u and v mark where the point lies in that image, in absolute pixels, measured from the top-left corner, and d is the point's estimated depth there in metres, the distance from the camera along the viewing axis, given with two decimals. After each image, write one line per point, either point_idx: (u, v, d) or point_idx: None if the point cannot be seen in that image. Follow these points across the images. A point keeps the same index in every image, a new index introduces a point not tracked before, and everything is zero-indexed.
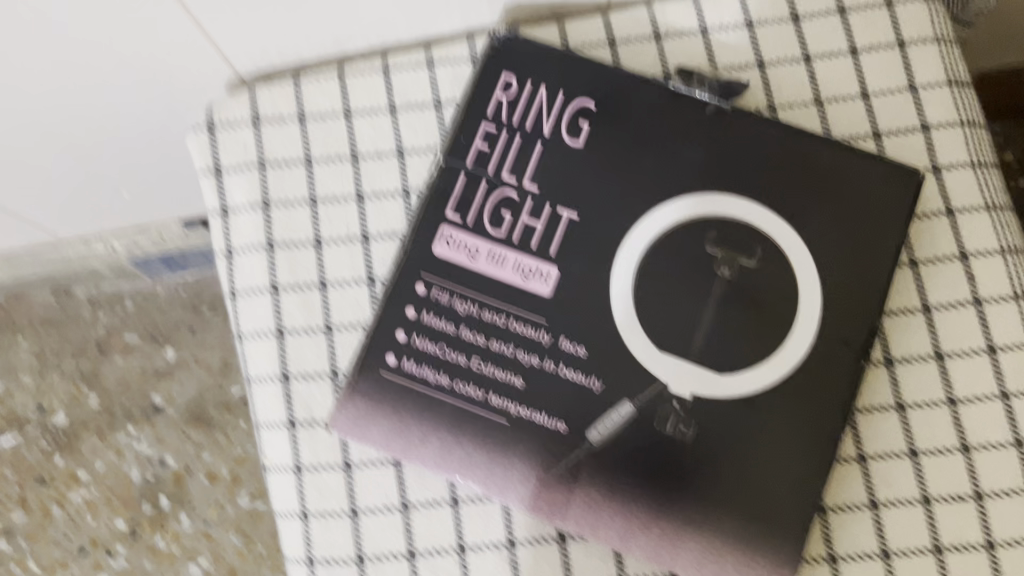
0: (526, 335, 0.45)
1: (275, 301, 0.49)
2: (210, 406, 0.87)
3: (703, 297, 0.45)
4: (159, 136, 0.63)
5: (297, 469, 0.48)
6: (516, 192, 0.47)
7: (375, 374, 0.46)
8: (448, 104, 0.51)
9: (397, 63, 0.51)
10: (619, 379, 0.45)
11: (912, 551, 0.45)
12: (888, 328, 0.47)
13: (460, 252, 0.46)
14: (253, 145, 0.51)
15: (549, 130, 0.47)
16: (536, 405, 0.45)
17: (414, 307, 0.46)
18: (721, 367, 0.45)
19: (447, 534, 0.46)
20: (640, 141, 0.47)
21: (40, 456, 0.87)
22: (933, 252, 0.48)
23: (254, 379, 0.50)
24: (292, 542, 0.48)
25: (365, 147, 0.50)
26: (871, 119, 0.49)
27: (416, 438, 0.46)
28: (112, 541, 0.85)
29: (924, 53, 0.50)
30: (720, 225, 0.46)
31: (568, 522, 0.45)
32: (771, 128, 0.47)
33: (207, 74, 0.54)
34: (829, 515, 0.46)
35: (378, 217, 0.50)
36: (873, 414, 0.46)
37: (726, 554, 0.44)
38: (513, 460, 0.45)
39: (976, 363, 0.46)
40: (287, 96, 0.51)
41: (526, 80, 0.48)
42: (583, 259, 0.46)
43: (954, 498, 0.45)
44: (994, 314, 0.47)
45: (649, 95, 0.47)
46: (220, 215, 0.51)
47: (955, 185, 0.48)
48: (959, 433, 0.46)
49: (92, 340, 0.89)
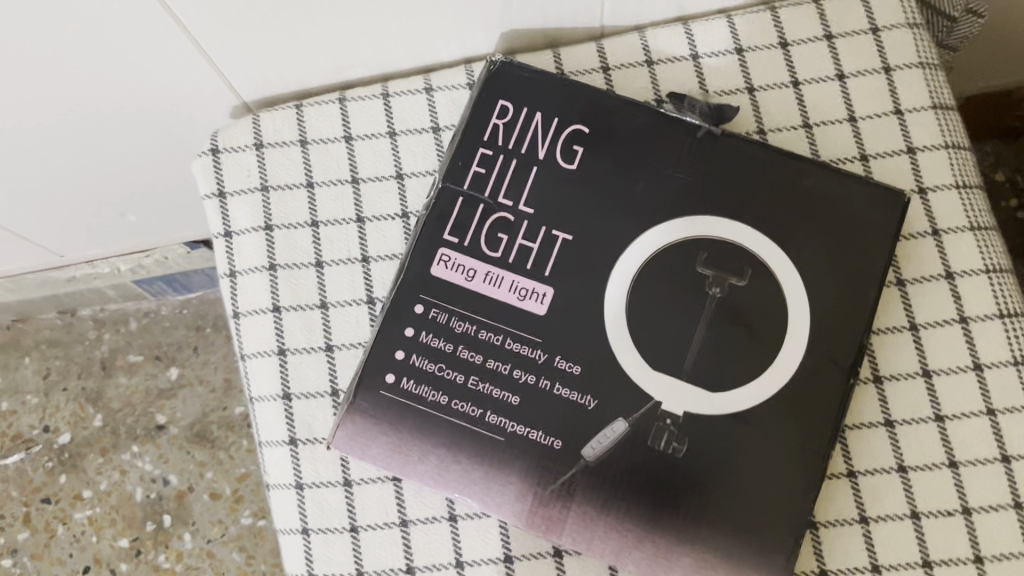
0: (522, 354, 0.46)
1: (277, 321, 0.51)
2: (213, 425, 0.88)
3: (695, 316, 0.46)
4: (164, 161, 0.64)
5: (298, 486, 0.49)
6: (512, 214, 0.48)
7: (374, 393, 0.47)
8: (446, 129, 0.52)
9: (396, 89, 0.53)
10: (613, 397, 0.46)
11: (902, 565, 0.46)
12: (876, 346, 0.48)
13: (458, 273, 0.48)
14: (256, 169, 0.52)
15: (544, 154, 0.49)
16: (532, 422, 0.46)
17: (413, 327, 0.47)
18: (712, 384, 0.46)
19: (445, 549, 0.47)
20: (633, 164, 0.48)
21: (44, 475, 0.87)
22: (919, 271, 0.49)
23: (256, 397, 0.51)
24: (293, 558, 0.49)
25: (365, 171, 0.52)
26: (858, 142, 0.50)
27: (415, 455, 0.47)
28: (116, 560, 0.85)
29: (909, 78, 0.51)
30: (711, 246, 0.47)
31: (563, 538, 0.45)
32: (761, 151, 0.48)
33: (212, 101, 0.56)
34: (820, 530, 0.47)
35: (377, 239, 0.51)
36: (863, 430, 0.47)
37: (718, 568, 0.45)
38: (509, 477, 0.46)
39: (962, 380, 0.47)
40: (289, 121, 0.53)
41: (522, 106, 0.49)
42: (577, 279, 0.47)
43: (942, 513, 0.46)
44: (980, 332, 0.48)
45: (641, 120, 0.49)
46: (222, 237, 0.52)
47: (940, 206, 0.49)
48: (947, 448, 0.47)
49: (97, 361, 0.90)
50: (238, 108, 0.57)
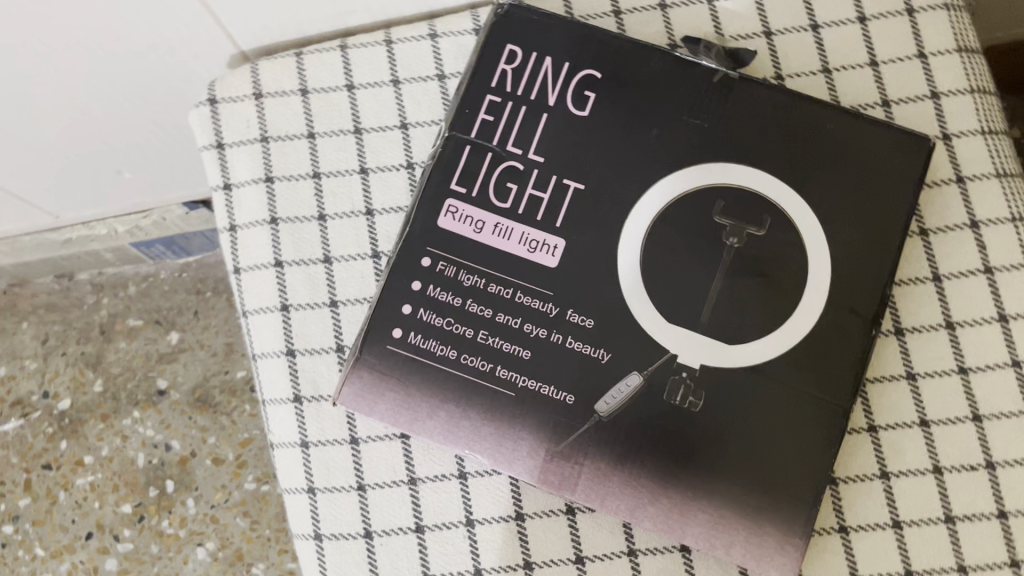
0: (533, 307, 0.45)
1: (279, 276, 0.49)
2: (215, 390, 0.87)
3: (712, 267, 0.45)
4: (160, 115, 0.62)
5: (303, 445, 0.47)
6: (521, 163, 0.46)
7: (380, 348, 0.45)
8: (452, 77, 0.50)
9: (400, 36, 0.51)
10: (627, 351, 0.44)
11: (924, 521, 0.45)
12: (898, 298, 0.47)
13: (466, 225, 0.46)
14: (255, 119, 0.50)
15: (555, 101, 0.47)
16: (544, 377, 0.44)
17: (420, 281, 0.46)
18: (730, 337, 0.44)
19: (455, 508, 0.46)
20: (647, 111, 0.46)
21: (44, 442, 0.86)
22: (943, 220, 0.47)
23: (259, 354, 0.49)
24: (299, 519, 0.47)
25: (368, 121, 0.50)
26: (880, 87, 0.48)
27: (424, 411, 0.45)
28: (120, 526, 0.84)
29: (933, 20, 0.49)
30: (728, 193, 0.45)
31: (577, 495, 0.44)
32: (780, 95, 0.46)
33: (208, 50, 0.54)
34: (840, 486, 0.45)
35: (381, 191, 0.50)
36: (884, 384, 0.46)
37: (736, 524, 0.44)
38: (521, 433, 0.44)
39: (987, 331, 0.46)
40: (289, 70, 0.51)
41: (531, 51, 0.47)
42: (591, 230, 0.45)
43: (965, 468, 0.45)
44: (1006, 282, 0.46)
45: (655, 65, 0.47)
46: (223, 190, 0.51)
47: (965, 153, 0.48)
48: (971, 402, 0.46)
49: (97, 326, 0.89)
50: (235, 58, 0.55)
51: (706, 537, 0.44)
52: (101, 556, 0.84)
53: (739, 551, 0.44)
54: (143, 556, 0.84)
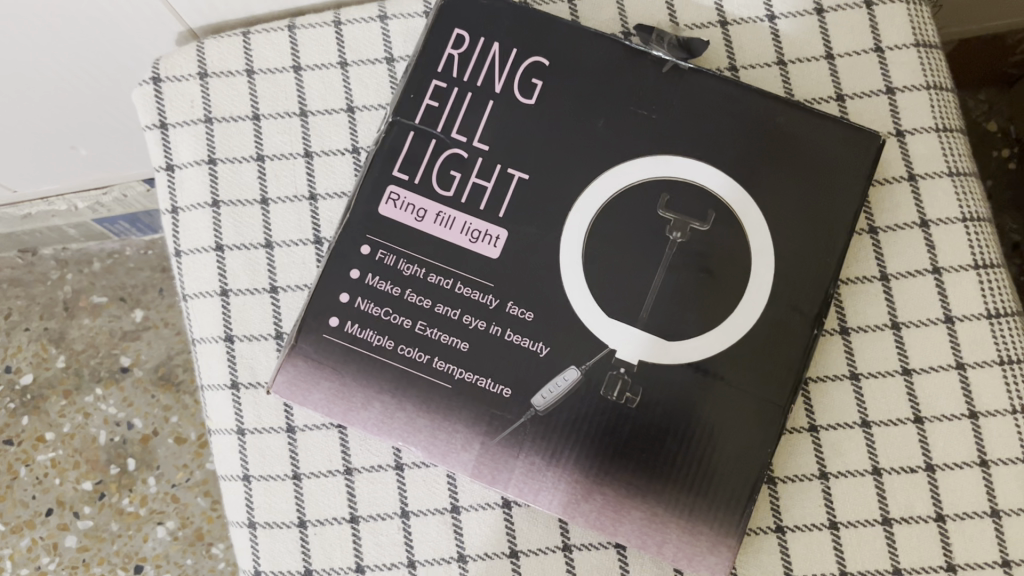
0: (472, 298, 0.44)
1: (220, 260, 0.48)
2: (178, 368, 0.87)
3: (655, 262, 0.44)
4: (113, 91, 0.61)
5: (240, 431, 0.47)
6: (465, 151, 0.45)
7: (316, 336, 0.44)
8: (400, 60, 0.49)
9: (349, 16, 0.50)
10: (566, 345, 0.44)
11: (861, 523, 0.45)
12: (845, 296, 0.46)
13: (407, 212, 0.45)
14: (199, 99, 0.49)
15: (501, 87, 0.46)
16: (481, 369, 0.44)
17: (359, 269, 0.45)
18: (670, 334, 0.43)
19: (390, 499, 0.46)
20: (595, 100, 0.45)
21: (6, 417, 0.86)
22: (893, 219, 0.46)
23: (198, 339, 0.49)
24: (233, 506, 0.47)
25: (314, 103, 0.49)
26: (835, 81, 0.48)
27: (358, 401, 0.45)
28: (80, 503, 0.84)
29: (891, 13, 0.48)
30: (673, 187, 0.44)
31: (509, 489, 0.44)
32: (731, 88, 0.45)
33: (155, 28, 0.53)
34: (778, 485, 0.45)
35: (325, 175, 0.49)
36: (826, 383, 0.45)
37: (668, 523, 0.44)
38: (456, 426, 0.44)
39: (932, 333, 0.45)
40: (235, 49, 0.50)
41: (478, 37, 0.46)
42: (532, 221, 0.44)
43: (905, 470, 0.45)
44: (953, 283, 0.46)
45: (603, 54, 0.46)
46: (165, 171, 0.50)
47: (917, 150, 0.47)
48: (913, 403, 0.45)
49: (60, 301, 0.88)
50: (183, 36, 0.54)
51: (638, 535, 0.44)
52: (61, 532, 0.84)
53: (671, 550, 0.44)
54: (103, 534, 0.84)
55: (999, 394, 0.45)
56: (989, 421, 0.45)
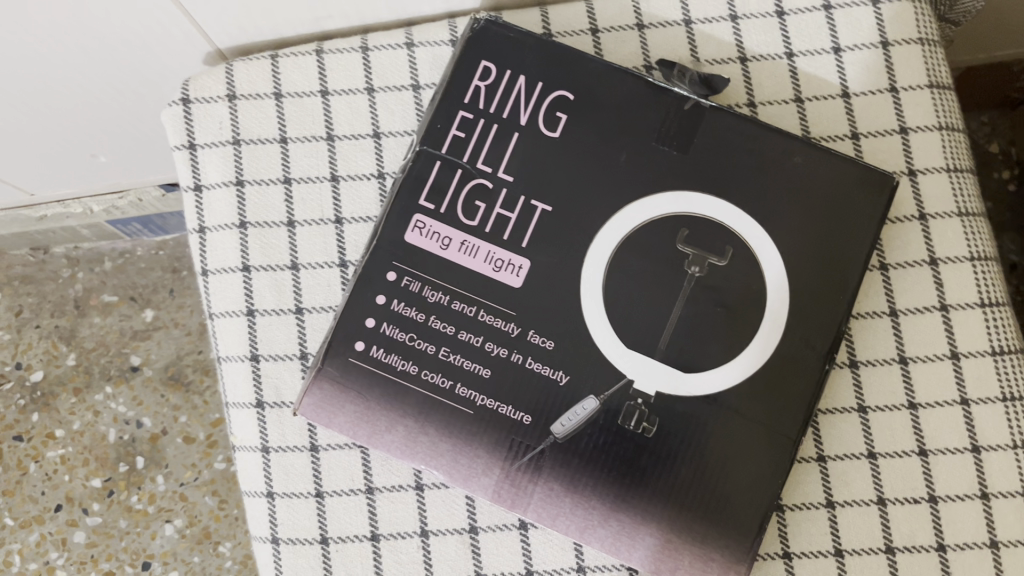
0: (494, 326, 0.45)
1: (246, 280, 0.49)
2: (187, 368, 0.88)
3: (673, 296, 0.45)
4: (136, 104, 0.62)
5: (264, 449, 0.48)
6: (490, 181, 0.46)
7: (342, 359, 0.46)
8: (426, 87, 0.50)
9: (376, 42, 0.51)
10: (585, 374, 0.45)
11: (865, 551, 0.46)
12: (855, 331, 0.47)
13: (432, 240, 0.46)
14: (228, 121, 0.50)
15: (526, 120, 0.47)
16: (503, 397, 0.45)
17: (385, 295, 0.46)
18: (686, 366, 0.45)
19: (411, 519, 0.48)
20: (618, 134, 0.46)
21: (16, 413, 0.87)
22: (904, 256, 0.48)
23: (224, 357, 0.50)
24: (257, 522, 0.49)
25: (341, 128, 0.50)
26: (850, 119, 0.49)
27: (382, 425, 0.46)
28: (88, 500, 0.85)
29: (907, 54, 0.49)
30: (692, 222, 0.46)
31: (528, 512, 0.46)
32: (751, 126, 0.46)
33: (184, 48, 0.54)
34: (786, 512, 0.47)
35: (351, 200, 0.50)
36: (835, 414, 0.47)
37: (681, 550, 0.45)
38: (477, 451, 0.45)
39: (938, 368, 0.47)
40: (264, 72, 0.50)
41: (504, 70, 0.47)
42: (555, 252, 0.46)
43: (909, 501, 0.46)
44: (960, 320, 0.47)
45: (627, 89, 0.47)
46: (192, 191, 0.50)
47: (929, 190, 0.48)
48: (918, 436, 0.47)
49: (71, 299, 0.89)
50: (211, 55, 0.55)
51: (651, 560, 0.45)
52: (69, 528, 0.85)
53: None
54: (112, 530, 0.85)
55: (1000, 429, 0.47)
56: (991, 455, 0.47)
